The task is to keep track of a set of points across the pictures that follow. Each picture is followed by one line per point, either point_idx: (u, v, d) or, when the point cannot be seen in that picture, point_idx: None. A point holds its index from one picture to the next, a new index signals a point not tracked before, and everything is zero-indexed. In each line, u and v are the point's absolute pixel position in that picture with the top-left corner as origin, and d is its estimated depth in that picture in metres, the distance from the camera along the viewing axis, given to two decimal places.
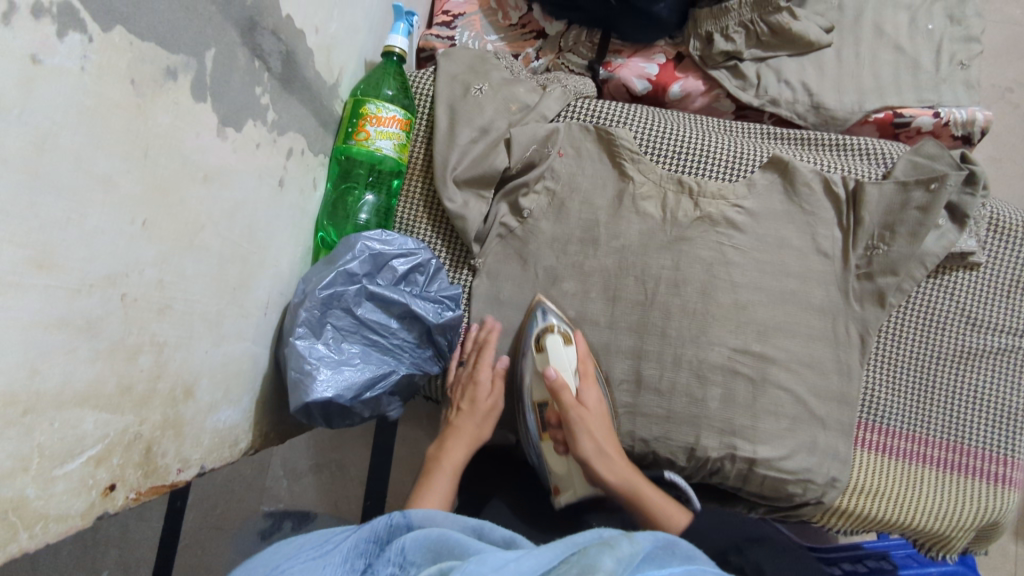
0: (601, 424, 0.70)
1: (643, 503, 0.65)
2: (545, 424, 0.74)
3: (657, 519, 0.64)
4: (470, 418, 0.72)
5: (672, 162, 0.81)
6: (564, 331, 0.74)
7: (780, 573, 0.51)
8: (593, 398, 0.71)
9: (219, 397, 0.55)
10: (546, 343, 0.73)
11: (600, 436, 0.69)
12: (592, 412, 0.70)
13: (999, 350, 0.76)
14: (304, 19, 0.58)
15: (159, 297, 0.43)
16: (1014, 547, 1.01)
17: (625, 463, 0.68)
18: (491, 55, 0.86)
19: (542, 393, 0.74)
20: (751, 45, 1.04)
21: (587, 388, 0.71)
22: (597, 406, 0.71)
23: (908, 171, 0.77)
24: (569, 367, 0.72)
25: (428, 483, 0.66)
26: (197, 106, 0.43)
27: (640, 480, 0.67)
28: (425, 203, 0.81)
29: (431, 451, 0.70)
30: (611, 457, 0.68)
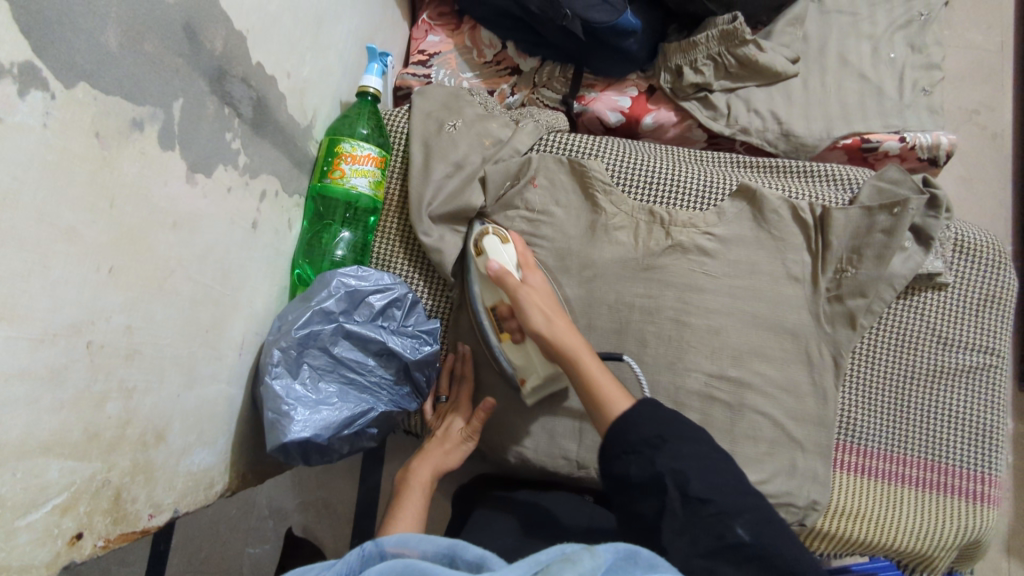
0: (547, 304, 0.66)
1: (586, 377, 0.60)
2: (500, 323, 0.70)
3: (597, 394, 0.59)
4: (440, 445, 0.72)
5: (643, 193, 0.82)
6: (500, 233, 0.70)
7: (706, 487, 0.49)
8: (537, 281, 0.68)
9: (193, 441, 0.54)
10: (484, 245, 0.70)
11: (544, 316, 0.64)
12: (536, 290, 0.67)
13: (970, 368, 0.78)
14: (275, 65, 0.60)
15: (127, 342, 0.43)
16: (1005, 564, 1.01)
17: (575, 336, 0.63)
18: (465, 92, 0.88)
19: (491, 295, 0.71)
20: (720, 77, 1.06)
21: (529, 275, 0.68)
22: (543, 287, 0.68)
23: (872, 197, 0.79)
24: (508, 259, 0.68)
25: (400, 504, 0.66)
26: (165, 154, 0.44)
27: (586, 348, 0.63)
28: (401, 239, 0.82)
29: (402, 472, 0.71)
30: (560, 329, 0.63)
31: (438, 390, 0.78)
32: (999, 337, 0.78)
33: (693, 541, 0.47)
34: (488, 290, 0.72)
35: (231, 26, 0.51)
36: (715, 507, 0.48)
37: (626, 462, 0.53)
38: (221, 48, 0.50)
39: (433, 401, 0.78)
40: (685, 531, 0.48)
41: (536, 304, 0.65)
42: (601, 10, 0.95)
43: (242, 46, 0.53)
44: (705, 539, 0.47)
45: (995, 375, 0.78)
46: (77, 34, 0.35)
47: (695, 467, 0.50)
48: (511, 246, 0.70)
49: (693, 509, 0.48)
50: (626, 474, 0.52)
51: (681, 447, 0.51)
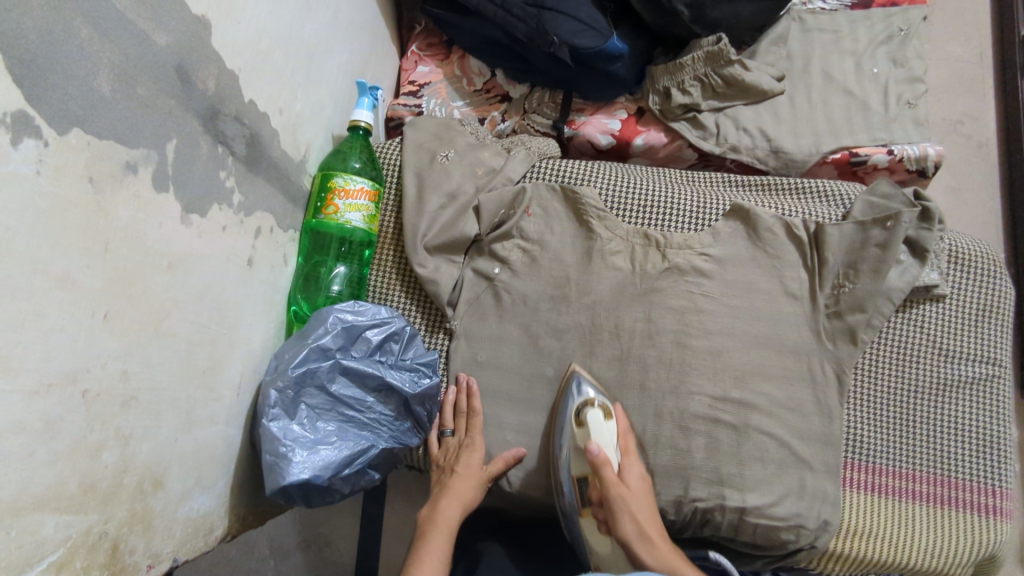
0: (642, 502, 0.69)
1: (680, 573, 0.62)
2: (587, 501, 0.72)
3: None
4: (463, 483, 0.70)
5: (637, 216, 0.82)
6: (604, 406, 0.73)
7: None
8: (636, 475, 0.70)
9: (192, 485, 0.53)
10: (586, 417, 0.72)
11: (649, 525, 0.66)
12: (632, 490, 0.69)
13: (973, 380, 0.77)
14: (267, 102, 0.60)
15: (123, 389, 0.42)
16: None
17: (665, 544, 0.66)
18: (456, 122, 0.88)
19: (582, 468, 0.73)
20: (707, 97, 1.08)
21: (629, 466, 0.71)
22: (640, 485, 0.70)
23: (865, 212, 0.80)
24: (609, 444, 0.72)
25: (423, 546, 0.64)
26: (159, 196, 0.44)
27: (673, 554, 0.64)
28: (397, 271, 0.81)
29: (423, 513, 0.69)
30: (649, 524, 0.66)
31: (442, 423, 0.76)
32: (1001, 348, 0.78)
33: None
34: (576, 470, 0.73)
35: (223, 66, 0.51)
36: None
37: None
38: (214, 89, 0.50)
39: (438, 434, 0.76)
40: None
41: (632, 506, 0.67)
42: (589, 37, 0.97)
43: (235, 85, 0.53)
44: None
45: (999, 387, 0.77)
46: (69, 80, 0.35)
47: None
48: (613, 424, 0.73)
49: None
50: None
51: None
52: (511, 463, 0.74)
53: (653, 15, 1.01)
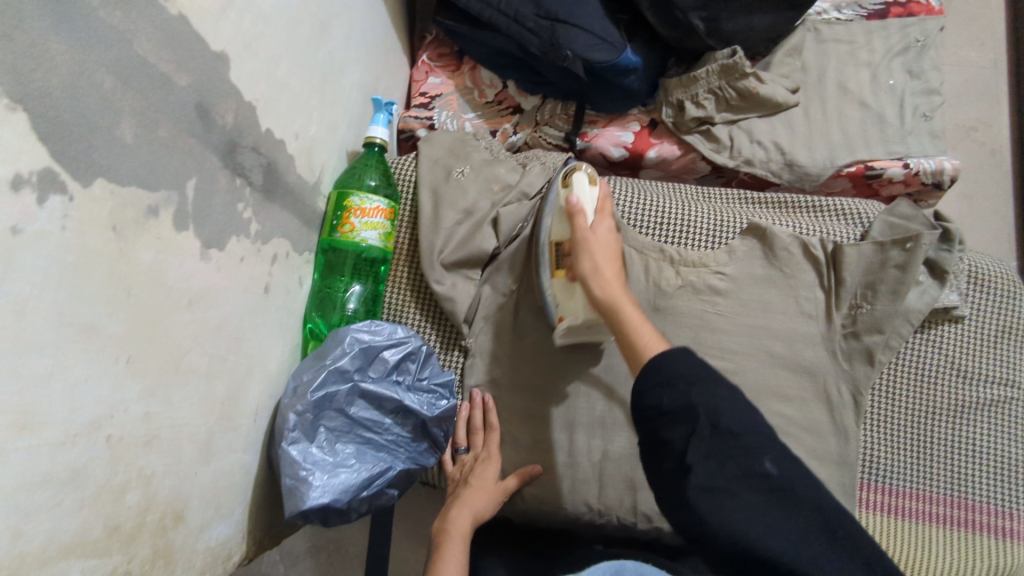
0: (607, 252, 0.62)
1: (620, 319, 0.57)
2: (559, 259, 0.68)
3: (633, 341, 0.55)
4: (478, 492, 0.69)
5: (654, 233, 0.82)
6: (589, 173, 0.69)
7: (739, 424, 0.46)
8: (611, 241, 0.64)
9: (211, 515, 0.53)
10: (571, 179, 0.69)
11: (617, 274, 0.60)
12: (601, 238, 0.63)
13: (990, 403, 0.77)
14: (283, 127, 0.60)
15: (146, 429, 0.42)
16: None
17: (620, 279, 0.60)
18: (471, 137, 0.87)
19: (560, 231, 0.69)
20: (721, 109, 1.07)
21: (601, 222, 0.65)
22: (608, 236, 0.64)
23: (884, 232, 0.79)
24: (587, 199, 0.66)
25: (440, 555, 0.62)
26: (180, 234, 0.44)
27: (627, 300, 0.58)
28: (413, 289, 0.81)
29: (438, 522, 0.67)
30: (613, 281, 0.60)
31: (456, 440, 0.76)
32: (1020, 370, 0.77)
33: (721, 468, 0.45)
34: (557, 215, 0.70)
35: (241, 98, 0.51)
36: (743, 441, 0.45)
37: (654, 393, 0.49)
38: (232, 122, 0.50)
39: (452, 452, 0.76)
40: (710, 459, 0.45)
41: (595, 252, 0.61)
42: (603, 50, 0.96)
43: (252, 115, 0.53)
44: (732, 471, 0.45)
45: (1018, 409, 0.77)
46: (93, 130, 0.35)
47: (728, 404, 0.47)
48: (597, 189, 0.68)
49: (721, 438, 0.46)
50: (658, 404, 0.48)
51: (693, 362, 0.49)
52: (528, 478, 0.73)
53: (666, 27, 1.01)
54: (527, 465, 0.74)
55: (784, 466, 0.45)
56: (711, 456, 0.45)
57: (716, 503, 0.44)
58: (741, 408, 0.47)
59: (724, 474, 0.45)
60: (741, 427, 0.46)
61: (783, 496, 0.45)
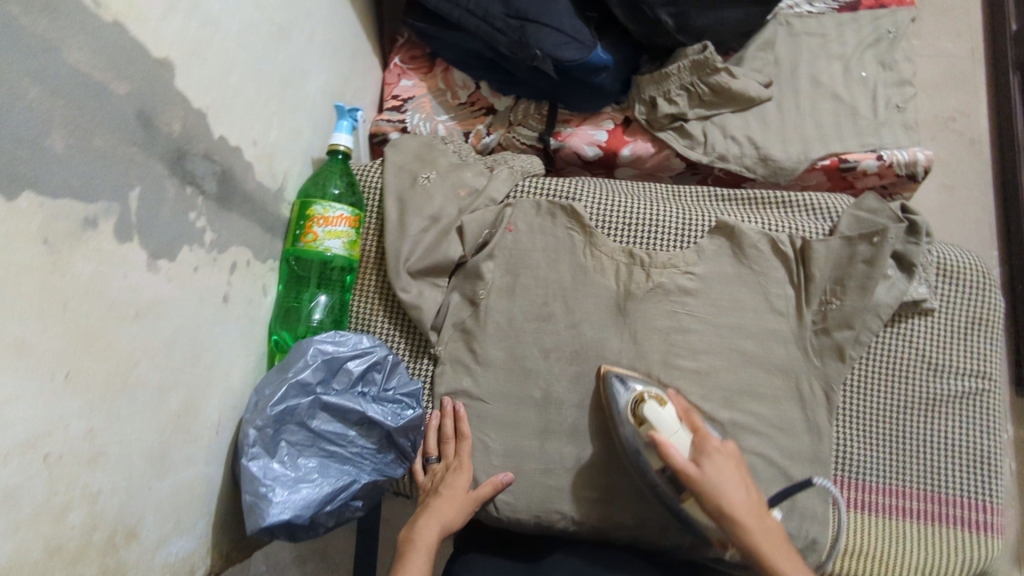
0: (732, 475, 0.61)
1: (784, 571, 0.57)
2: (676, 485, 0.66)
3: None
4: (446, 503, 0.69)
5: (623, 235, 0.81)
6: (656, 396, 0.69)
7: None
8: (725, 449, 0.64)
9: (170, 530, 0.53)
10: (643, 412, 0.67)
11: (729, 473, 0.61)
12: (721, 463, 0.62)
13: (962, 395, 0.77)
14: (240, 135, 0.59)
15: (89, 446, 0.42)
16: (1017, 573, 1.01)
17: (748, 499, 0.61)
18: (439, 141, 0.87)
19: (659, 462, 0.67)
20: (694, 105, 1.07)
21: (705, 442, 0.63)
22: (723, 455, 0.63)
23: (852, 226, 0.79)
24: (676, 429, 0.66)
25: (403, 569, 0.62)
26: (123, 247, 0.43)
27: (773, 542, 0.58)
28: (380, 298, 0.80)
29: (405, 532, 0.67)
30: (748, 518, 0.59)
31: (428, 449, 0.75)
32: (990, 361, 0.78)
33: None
34: (647, 458, 0.68)
35: (189, 106, 0.50)
36: None
37: None
38: (180, 130, 0.49)
39: (423, 462, 0.76)
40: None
41: (726, 487, 0.60)
42: (573, 49, 0.95)
43: (203, 124, 0.52)
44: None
45: (990, 401, 0.77)
46: (18, 142, 0.34)
47: None
48: (671, 408, 0.68)
49: None
50: None
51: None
52: (500, 488, 0.72)
53: (637, 25, 1.00)
54: (500, 473, 0.73)
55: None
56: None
57: None
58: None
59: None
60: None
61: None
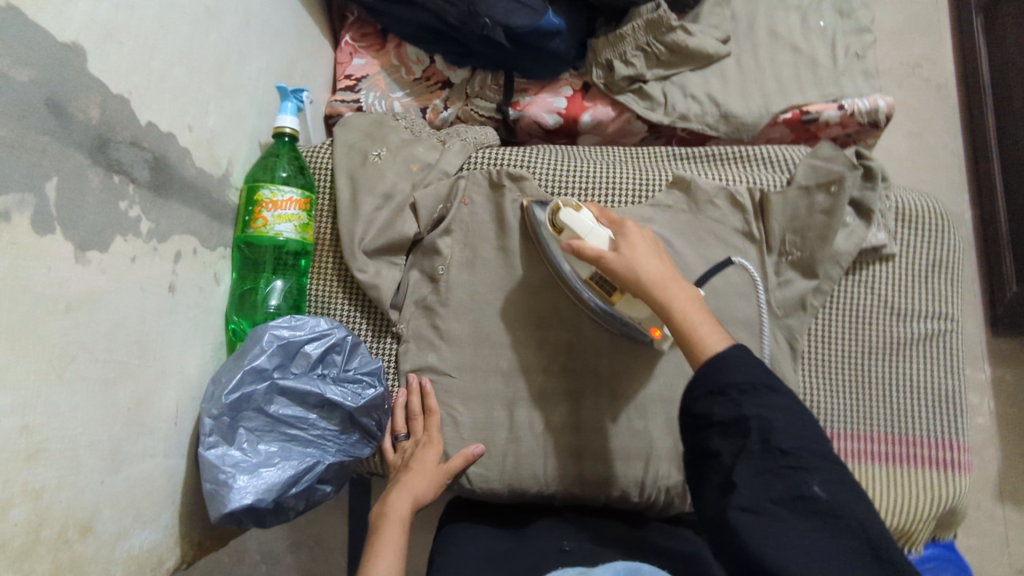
0: (649, 262, 0.59)
1: (670, 306, 0.56)
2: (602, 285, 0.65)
3: (687, 325, 0.55)
4: (418, 475, 0.69)
5: (582, 197, 0.80)
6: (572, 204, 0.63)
7: (792, 439, 0.46)
8: (641, 236, 0.62)
9: (130, 523, 0.52)
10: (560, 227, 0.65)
11: (641, 253, 0.60)
12: (637, 255, 0.60)
13: (925, 337, 0.77)
14: (172, 119, 0.58)
15: (25, 444, 0.41)
16: (1001, 509, 1.09)
17: (666, 270, 0.59)
18: (389, 118, 0.85)
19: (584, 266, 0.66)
20: (652, 65, 1.05)
21: (624, 242, 0.61)
22: (641, 247, 0.61)
23: (810, 176, 0.77)
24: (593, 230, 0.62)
25: (378, 540, 0.62)
26: (43, 240, 0.42)
27: (671, 287, 0.57)
28: (339, 280, 0.79)
29: (377, 505, 0.67)
30: (668, 286, 0.58)
31: (395, 427, 0.74)
32: (952, 301, 0.78)
33: (767, 485, 0.45)
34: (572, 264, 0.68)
35: (106, 91, 0.49)
36: (793, 460, 0.45)
37: (709, 402, 0.50)
38: (98, 117, 0.48)
39: (392, 440, 0.75)
40: (761, 476, 0.46)
41: (640, 262, 0.59)
42: (523, 14, 0.93)
43: (126, 110, 0.51)
44: (779, 489, 0.45)
45: (953, 340, 0.77)
46: None
47: (783, 420, 0.47)
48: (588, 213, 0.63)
49: (771, 454, 0.46)
50: (709, 413, 0.50)
51: (749, 360, 0.50)
52: (472, 460, 0.72)
53: None
54: (471, 445, 0.73)
55: (834, 487, 0.45)
56: (761, 469, 0.46)
57: (762, 525, 0.44)
58: (812, 428, 0.47)
59: (769, 496, 0.45)
60: (805, 445, 0.46)
61: (830, 520, 0.44)
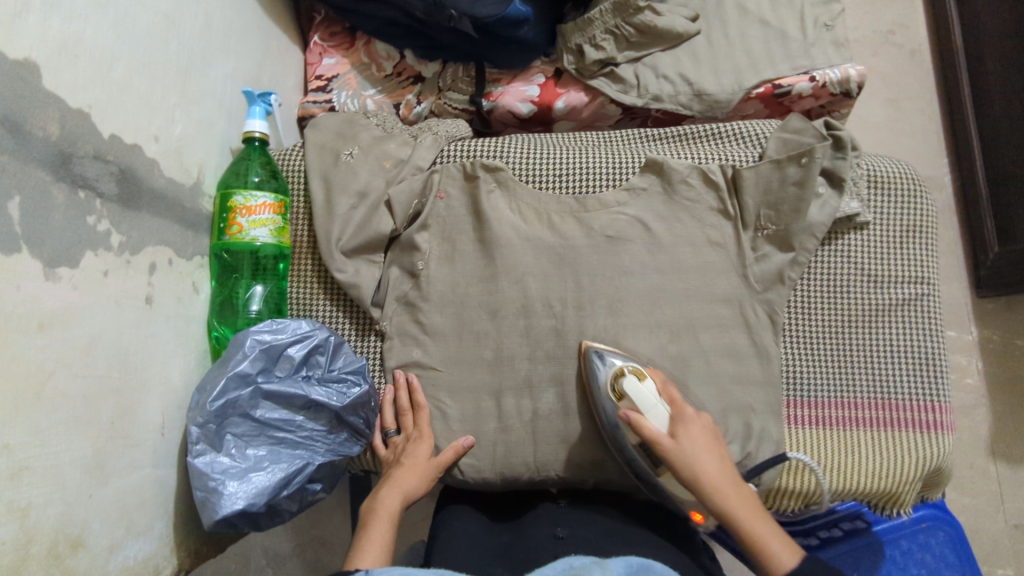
0: (720, 473, 0.60)
1: (743, 530, 0.57)
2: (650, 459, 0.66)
3: (760, 546, 0.56)
4: (408, 471, 0.69)
5: (556, 185, 0.80)
6: (635, 370, 0.67)
7: None
8: (705, 431, 0.63)
9: (122, 534, 0.52)
10: (621, 388, 0.67)
11: (716, 473, 0.60)
12: (709, 468, 0.60)
13: (902, 302, 0.77)
14: (137, 131, 0.58)
15: (7, 462, 0.41)
16: (992, 469, 1.10)
17: (721, 463, 0.61)
18: (360, 116, 0.84)
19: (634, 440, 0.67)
20: (623, 48, 1.05)
21: (688, 430, 0.63)
22: (710, 463, 0.61)
23: (779, 148, 0.79)
24: (652, 409, 0.65)
25: (366, 534, 0.63)
26: (10, 258, 0.42)
27: (752, 514, 0.58)
28: (319, 281, 0.79)
29: (367, 500, 0.67)
30: (722, 486, 0.59)
31: (384, 423, 0.75)
32: (928, 264, 0.78)
33: None
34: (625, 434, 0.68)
35: (64, 106, 0.48)
36: None
37: None
38: (59, 133, 0.48)
39: (382, 436, 0.75)
40: None
41: (734, 505, 0.58)
42: (489, 5, 0.92)
43: (86, 124, 0.51)
44: None
45: (931, 302, 0.78)
46: None
47: None
48: (649, 383, 0.66)
49: None
50: None
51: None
52: (462, 453, 0.72)
53: None
54: (461, 438, 0.74)
55: None
56: None
57: None
58: None
59: None
60: None
61: None
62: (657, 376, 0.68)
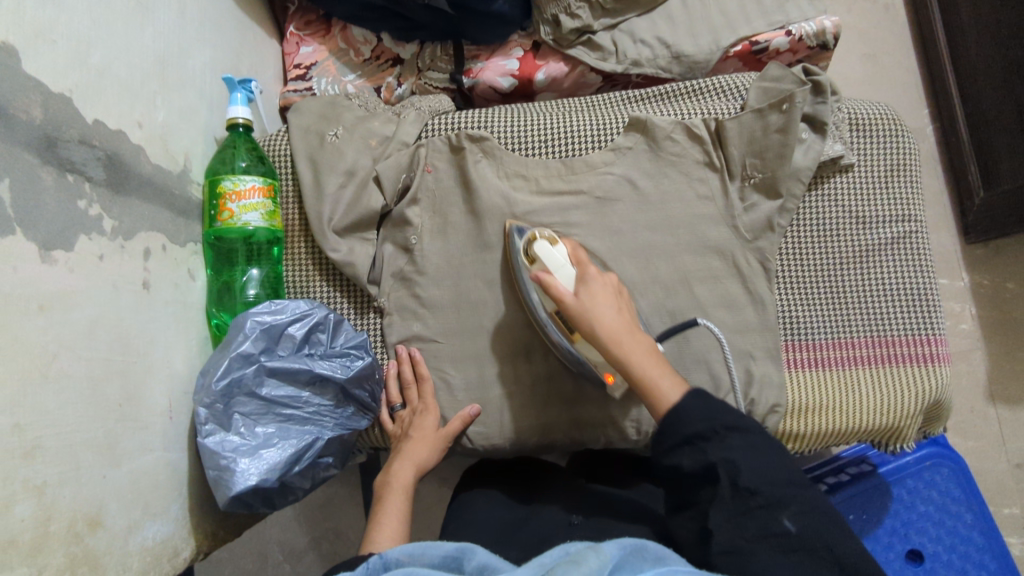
0: (619, 326, 0.60)
1: (636, 376, 0.58)
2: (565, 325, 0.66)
3: (650, 385, 0.57)
4: (418, 444, 0.71)
5: (542, 151, 0.80)
6: (548, 236, 0.66)
7: (756, 478, 0.49)
8: (611, 285, 0.64)
9: (140, 515, 0.53)
10: (534, 251, 0.66)
11: (617, 325, 0.60)
12: (613, 323, 0.60)
13: (892, 240, 0.78)
14: (120, 117, 0.58)
15: (19, 441, 0.42)
16: (993, 409, 1.12)
17: (620, 318, 0.61)
18: (342, 98, 0.84)
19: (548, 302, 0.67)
20: (598, 15, 1.05)
21: (593, 287, 0.62)
22: (614, 315, 0.61)
23: (760, 98, 0.79)
24: (562, 264, 0.64)
25: (383, 509, 0.65)
26: (5, 240, 0.43)
27: (650, 364, 0.58)
28: (315, 263, 0.79)
29: (382, 475, 0.69)
30: (622, 336, 0.60)
31: (390, 399, 0.76)
32: (914, 202, 0.79)
33: (739, 525, 0.48)
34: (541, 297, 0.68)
35: (46, 92, 0.49)
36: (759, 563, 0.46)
37: (675, 452, 0.53)
38: (42, 117, 0.48)
39: (389, 411, 0.76)
40: (734, 518, 0.49)
41: (631, 355, 0.59)
42: None
43: (69, 108, 0.51)
44: (751, 528, 0.48)
45: (920, 239, 0.79)
46: None
47: (746, 458, 0.50)
48: (561, 247, 0.65)
49: (741, 496, 0.49)
50: (678, 465, 0.52)
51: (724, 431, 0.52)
52: (469, 421, 0.74)
53: None
54: (467, 407, 0.75)
55: (803, 521, 0.47)
56: (737, 514, 0.49)
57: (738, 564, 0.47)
58: (787, 481, 0.50)
59: (744, 534, 0.48)
60: (765, 476, 0.49)
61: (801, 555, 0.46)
62: (572, 242, 0.67)
